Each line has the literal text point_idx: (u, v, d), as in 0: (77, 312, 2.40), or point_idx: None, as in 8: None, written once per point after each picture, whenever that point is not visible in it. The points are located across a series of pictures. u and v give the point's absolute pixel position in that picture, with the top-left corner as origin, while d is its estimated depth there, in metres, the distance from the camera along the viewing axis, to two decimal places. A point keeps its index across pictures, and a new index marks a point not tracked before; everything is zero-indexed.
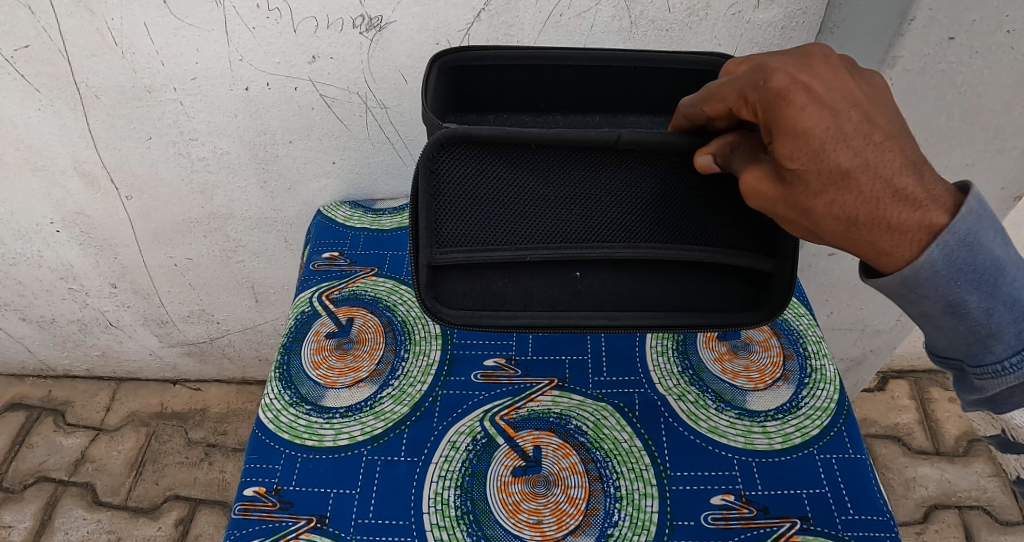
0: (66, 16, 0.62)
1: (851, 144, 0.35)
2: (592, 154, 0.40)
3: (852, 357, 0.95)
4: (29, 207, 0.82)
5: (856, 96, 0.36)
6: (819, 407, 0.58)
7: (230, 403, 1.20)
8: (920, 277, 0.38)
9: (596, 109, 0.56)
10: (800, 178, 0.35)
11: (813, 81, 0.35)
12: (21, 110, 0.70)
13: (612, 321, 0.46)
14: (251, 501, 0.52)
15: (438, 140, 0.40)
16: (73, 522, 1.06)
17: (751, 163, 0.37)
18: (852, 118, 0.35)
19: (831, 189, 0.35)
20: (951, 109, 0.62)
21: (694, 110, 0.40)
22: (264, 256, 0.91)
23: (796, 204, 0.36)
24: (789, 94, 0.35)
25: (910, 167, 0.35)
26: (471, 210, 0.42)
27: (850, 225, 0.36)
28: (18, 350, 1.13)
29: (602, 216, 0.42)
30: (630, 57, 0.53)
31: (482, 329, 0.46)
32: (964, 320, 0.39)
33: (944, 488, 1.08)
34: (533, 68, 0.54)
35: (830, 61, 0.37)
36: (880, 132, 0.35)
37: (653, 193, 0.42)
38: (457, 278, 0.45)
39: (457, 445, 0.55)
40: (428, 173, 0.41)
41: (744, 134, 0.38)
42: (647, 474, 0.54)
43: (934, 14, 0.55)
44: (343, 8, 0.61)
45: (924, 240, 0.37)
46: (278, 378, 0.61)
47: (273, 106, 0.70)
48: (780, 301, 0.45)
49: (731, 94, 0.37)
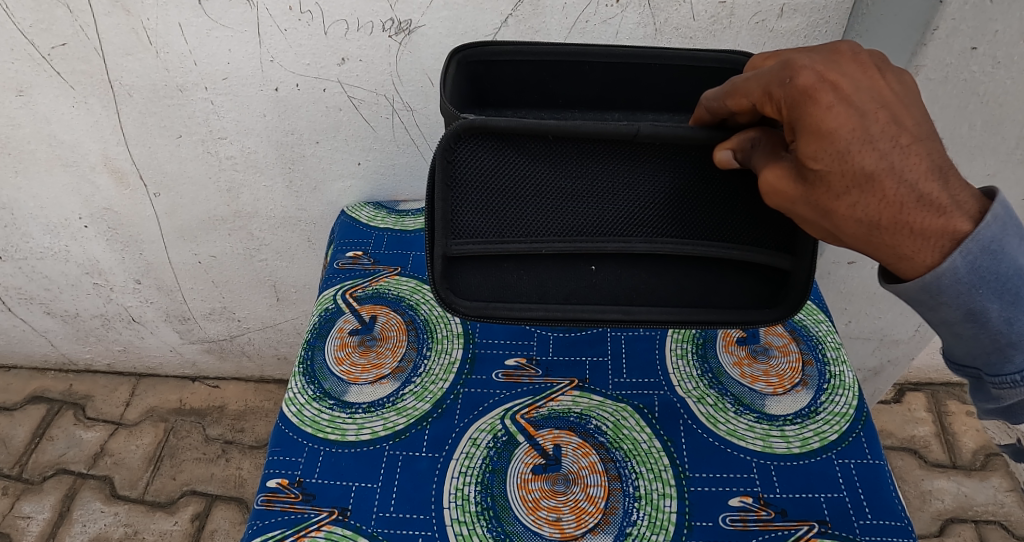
0: (103, 15, 0.64)
1: (876, 146, 0.35)
2: (608, 148, 0.40)
3: (870, 368, 0.95)
4: (59, 202, 0.84)
5: (884, 97, 0.36)
6: (837, 412, 0.58)
7: (248, 401, 1.21)
8: (941, 283, 0.38)
9: (615, 107, 0.57)
10: (822, 179, 0.35)
11: (840, 79, 0.36)
12: (55, 107, 0.72)
13: (626, 315, 0.46)
14: (274, 492, 0.53)
15: (455, 131, 0.40)
16: (91, 514, 1.07)
17: (772, 161, 0.37)
18: (879, 119, 0.35)
19: (854, 192, 0.35)
20: (972, 119, 0.63)
21: (717, 104, 0.40)
22: (287, 255, 0.92)
23: (817, 205, 0.37)
24: (816, 92, 0.35)
25: (936, 172, 0.35)
26: (488, 201, 0.43)
27: (871, 228, 0.36)
28: (41, 343, 1.14)
29: (620, 209, 0.43)
30: (650, 54, 0.53)
31: (494, 321, 0.47)
32: (984, 329, 0.40)
33: (961, 502, 1.07)
34: (552, 63, 0.55)
35: (859, 58, 0.37)
36: (908, 135, 0.35)
37: (671, 186, 0.42)
38: (472, 270, 0.46)
39: (478, 442, 0.56)
40: (446, 165, 0.42)
41: (766, 130, 0.39)
42: (666, 475, 0.54)
43: (957, 24, 0.56)
44: (374, 11, 0.63)
45: (946, 246, 0.37)
46: (301, 373, 0.62)
47: (301, 106, 0.71)
48: (797, 298, 0.45)
49: (755, 89, 0.37)
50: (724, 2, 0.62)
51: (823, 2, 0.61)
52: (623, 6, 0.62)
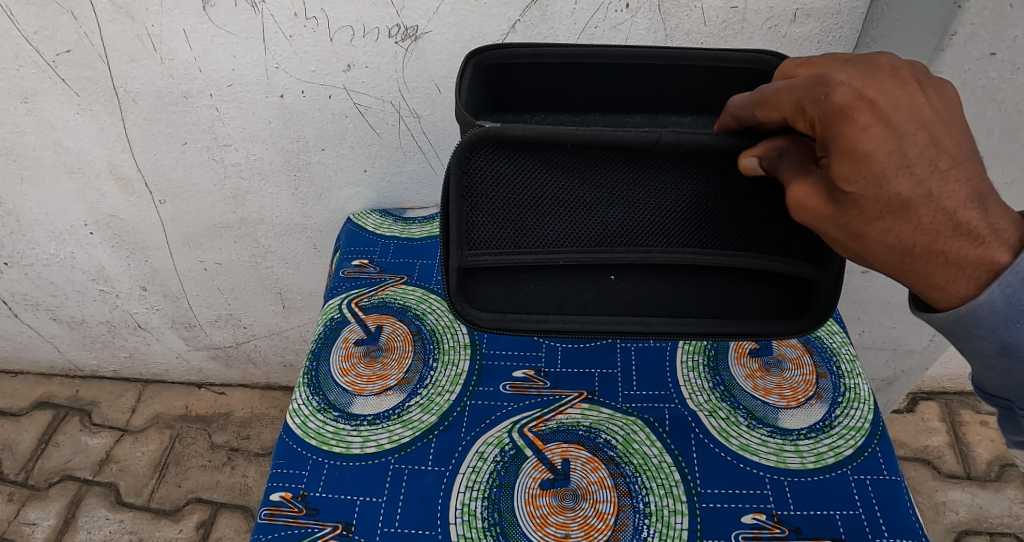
0: (108, 21, 0.63)
1: (914, 170, 0.33)
2: (628, 156, 0.39)
3: (883, 378, 0.94)
4: (64, 208, 0.84)
5: (924, 116, 0.34)
6: (852, 427, 0.57)
7: (253, 408, 1.20)
8: (977, 316, 0.37)
9: (636, 110, 0.55)
10: (855, 202, 0.34)
11: (878, 96, 0.34)
12: (60, 113, 0.72)
13: (644, 326, 0.45)
14: (277, 506, 0.52)
15: (470, 140, 0.39)
16: (96, 521, 1.06)
17: (801, 176, 0.36)
18: (917, 142, 0.33)
19: (888, 217, 0.34)
20: (990, 126, 0.61)
21: (745, 113, 0.38)
22: (292, 262, 0.91)
23: (847, 227, 0.35)
24: (852, 111, 0.33)
25: (975, 199, 0.34)
26: (503, 212, 0.42)
27: (904, 255, 0.35)
28: (47, 349, 1.14)
29: (638, 220, 0.42)
30: (672, 54, 0.51)
31: (510, 332, 0.46)
32: (1019, 362, 0.39)
33: (975, 513, 1.06)
34: (569, 65, 0.53)
35: (898, 73, 0.35)
36: (947, 158, 0.34)
37: (692, 195, 0.41)
38: (487, 281, 0.45)
39: (485, 455, 0.55)
40: (460, 174, 0.41)
41: (795, 139, 0.37)
42: (676, 490, 0.53)
43: (977, 30, 0.54)
44: (380, 17, 0.62)
45: (982, 277, 0.36)
46: (306, 384, 0.61)
47: (307, 113, 0.71)
48: (821, 310, 0.44)
49: (787, 103, 0.35)
50: (736, 7, 0.61)
51: (838, 7, 0.60)
52: (633, 12, 0.61)
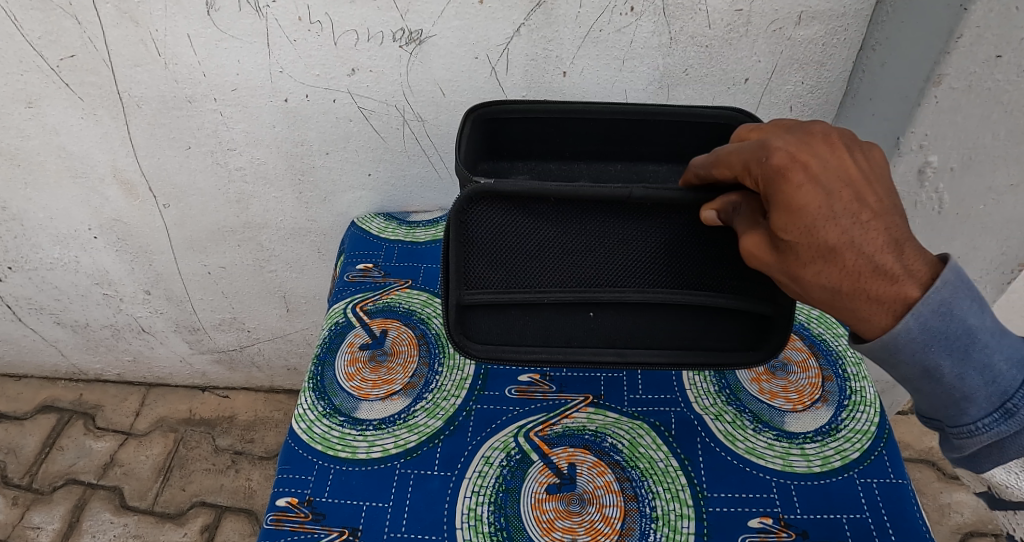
0: (112, 26, 0.63)
1: (839, 221, 0.36)
2: (612, 208, 0.40)
3: (888, 379, 0.94)
4: (69, 213, 0.84)
5: (851, 177, 0.37)
6: (859, 430, 0.57)
7: (257, 411, 1.20)
8: (900, 347, 0.37)
9: (619, 158, 0.56)
10: (791, 248, 0.36)
11: (810, 160, 0.36)
12: (64, 118, 0.72)
13: (622, 357, 0.48)
14: (283, 511, 0.52)
15: (468, 193, 0.40)
16: (100, 525, 1.07)
17: (749, 226, 0.38)
18: (841, 196, 0.36)
19: (818, 261, 0.36)
20: (995, 129, 0.58)
21: (704, 170, 0.40)
22: (297, 265, 0.91)
23: (786, 272, 0.37)
24: (788, 171, 0.36)
25: (893, 245, 0.36)
26: (497, 258, 0.43)
27: (836, 295, 0.37)
28: (51, 353, 1.14)
29: (620, 265, 0.43)
30: (649, 111, 0.52)
31: (503, 362, 0.48)
32: (940, 385, 0.39)
33: (980, 515, 1.05)
34: (558, 119, 0.54)
35: (831, 140, 0.38)
36: (869, 212, 0.36)
37: (670, 242, 0.42)
38: (482, 316, 0.47)
39: (491, 460, 0.55)
40: (458, 222, 0.42)
41: (744, 190, 0.39)
42: (683, 494, 0.53)
43: (983, 31, 0.52)
44: (384, 21, 0.62)
45: (903, 314, 0.37)
46: (312, 389, 0.61)
47: (311, 117, 0.71)
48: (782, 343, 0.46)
49: (737, 163, 0.38)
50: (741, 9, 0.61)
51: (843, 10, 0.60)
52: (638, 15, 0.61)
